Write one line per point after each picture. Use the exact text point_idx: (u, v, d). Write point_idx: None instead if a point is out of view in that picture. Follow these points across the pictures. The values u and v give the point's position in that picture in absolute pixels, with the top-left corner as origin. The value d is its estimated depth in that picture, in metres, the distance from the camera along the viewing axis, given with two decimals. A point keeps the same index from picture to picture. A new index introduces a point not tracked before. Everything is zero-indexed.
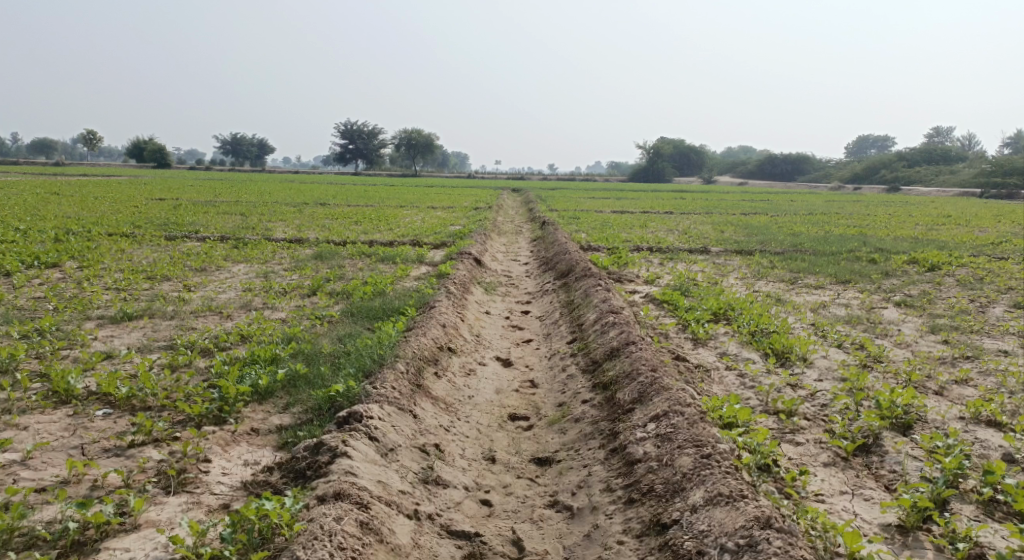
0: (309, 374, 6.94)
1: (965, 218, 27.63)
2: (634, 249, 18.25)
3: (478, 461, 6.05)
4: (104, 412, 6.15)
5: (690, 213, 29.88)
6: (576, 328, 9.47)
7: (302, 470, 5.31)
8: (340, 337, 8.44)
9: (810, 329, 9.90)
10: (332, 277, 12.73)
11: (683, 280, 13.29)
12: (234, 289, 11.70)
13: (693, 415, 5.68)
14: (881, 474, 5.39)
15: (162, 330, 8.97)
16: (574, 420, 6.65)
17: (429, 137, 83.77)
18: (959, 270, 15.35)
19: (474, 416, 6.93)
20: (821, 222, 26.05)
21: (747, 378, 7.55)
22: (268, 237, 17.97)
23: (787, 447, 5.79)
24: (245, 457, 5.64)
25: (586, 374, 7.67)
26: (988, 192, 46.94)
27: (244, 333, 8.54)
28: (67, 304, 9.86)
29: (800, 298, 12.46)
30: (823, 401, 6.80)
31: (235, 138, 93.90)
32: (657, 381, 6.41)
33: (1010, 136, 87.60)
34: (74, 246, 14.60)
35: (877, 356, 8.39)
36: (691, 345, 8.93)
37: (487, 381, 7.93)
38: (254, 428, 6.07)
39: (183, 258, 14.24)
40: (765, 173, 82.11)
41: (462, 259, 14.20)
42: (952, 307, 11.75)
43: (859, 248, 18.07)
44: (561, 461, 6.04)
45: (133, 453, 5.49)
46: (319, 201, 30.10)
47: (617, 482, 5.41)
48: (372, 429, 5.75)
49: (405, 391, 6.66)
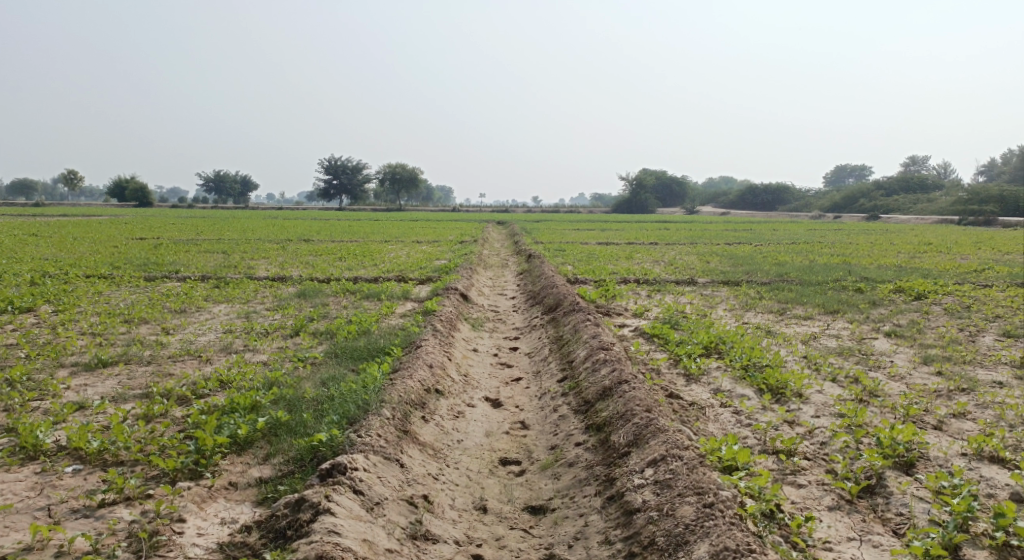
0: (291, 422, 6.66)
1: (945, 245, 27.90)
2: (621, 281, 18.14)
3: (469, 512, 5.79)
4: (74, 468, 5.83)
5: (675, 244, 29.94)
6: (566, 365, 9.26)
7: (283, 529, 5.03)
8: (323, 381, 8.17)
9: (802, 361, 9.75)
10: (315, 316, 12.47)
11: (672, 313, 13.15)
12: (214, 331, 11.41)
13: (692, 460, 5.47)
14: (888, 517, 5.19)
15: (139, 377, 8.67)
16: (568, 464, 6.41)
17: (413, 171, 84.03)
18: (945, 298, 15.37)
19: (464, 461, 6.67)
20: (805, 251, 26.19)
21: (743, 416, 7.36)
22: (250, 275, 17.68)
23: (789, 490, 5.59)
24: (223, 515, 5.34)
25: (579, 415, 7.44)
26: (966, 219, 47.59)
27: (223, 378, 8.25)
28: (40, 351, 9.53)
29: (790, 330, 12.35)
30: (822, 439, 6.62)
31: (218, 175, 93.70)
32: (653, 422, 6.20)
33: (984, 165, 89.26)
34: (50, 290, 14.26)
35: (873, 390, 8.24)
36: (684, 381, 8.73)
37: (476, 423, 7.68)
38: (232, 483, 5.78)
39: (162, 300, 13.93)
40: (747, 203, 82.97)
41: (448, 294, 14.00)
42: (942, 336, 11.68)
43: (844, 277, 18.09)
44: (555, 510, 5.78)
45: (103, 513, 5.19)
46: (302, 237, 29.85)
47: (616, 533, 5.17)
48: (357, 481, 5.48)
49: (392, 438, 6.40)
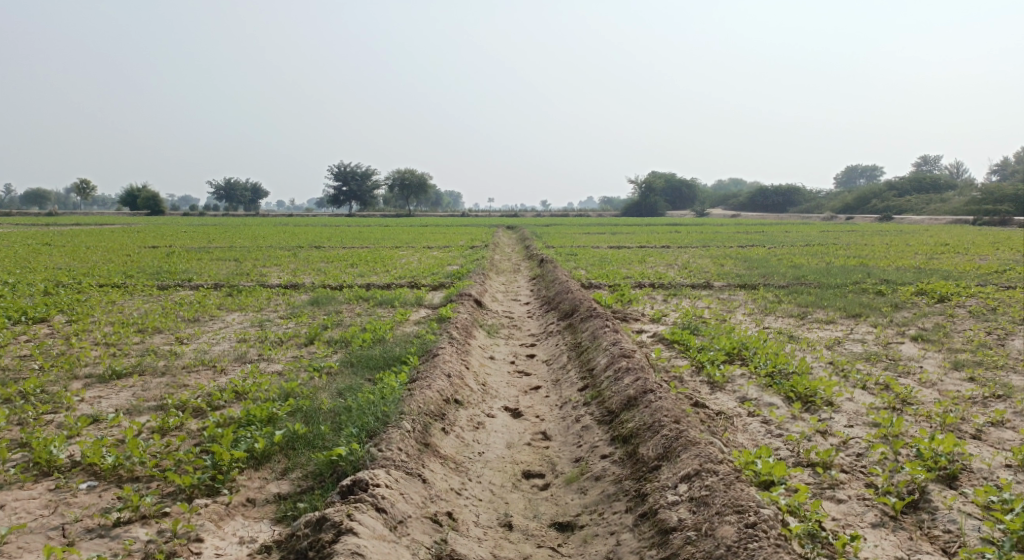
0: (309, 435, 6.49)
1: (963, 245, 27.43)
2: (636, 286, 17.89)
3: (494, 529, 5.59)
4: (89, 485, 5.67)
5: (688, 247, 29.64)
6: (587, 373, 9.04)
7: (304, 550, 4.85)
8: (340, 392, 7.99)
9: (829, 368, 9.47)
10: (329, 324, 12.31)
11: (690, 318, 12.90)
12: (229, 340, 11.27)
13: (728, 475, 5.26)
14: (936, 535, 5.00)
15: (153, 389, 8.52)
16: (595, 478, 6.20)
17: (423, 176, 84.02)
18: (969, 300, 15.03)
19: (486, 475, 6.46)
20: (820, 252, 25.83)
21: (772, 425, 7.13)
22: (262, 283, 17.56)
23: (829, 505, 5.39)
24: (241, 534, 5.17)
25: (603, 425, 7.23)
26: (981, 219, 47.00)
27: (239, 389, 8.09)
28: (54, 363, 9.41)
29: (813, 334, 12.08)
30: (858, 450, 6.39)
31: (228, 183, 94.11)
32: (683, 434, 5.99)
33: (996, 164, 88.35)
34: (64, 300, 14.18)
35: (905, 398, 7.97)
36: (708, 390, 8.50)
37: (497, 435, 7.47)
38: (250, 499, 5.60)
39: (176, 309, 13.81)
40: (757, 205, 82.46)
41: (462, 300, 13.81)
42: (969, 340, 11.38)
43: (864, 280, 17.74)
44: (584, 527, 5.58)
45: (119, 533, 5.01)
46: (313, 244, 29.83)
47: (651, 553, 4.96)
48: (379, 499, 5.29)
49: (412, 452, 6.21)
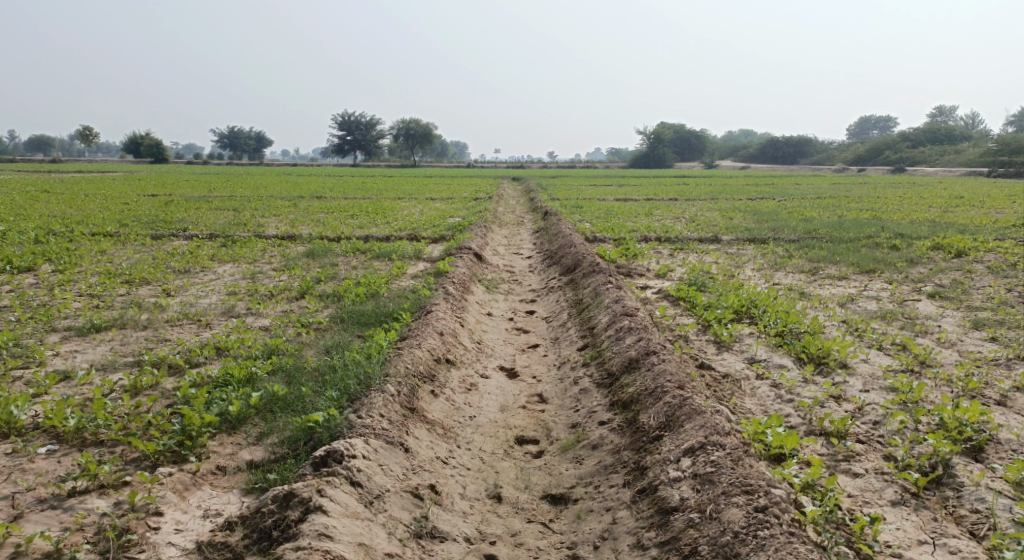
0: (289, 396, 6.06)
1: (977, 199, 26.61)
2: (642, 240, 17.31)
3: (482, 502, 5.21)
4: (48, 449, 5.27)
5: (696, 199, 28.91)
6: (587, 332, 8.58)
7: (268, 530, 4.48)
8: (327, 350, 7.56)
9: (842, 327, 8.95)
10: (322, 277, 11.84)
11: (697, 273, 12.37)
12: (217, 292, 10.82)
13: (736, 450, 4.83)
14: (963, 515, 4.60)
15: (131, 344, 8.10)
16: (592, 446, 5.79)
17: (429, 126, 82.27)
18: (987, 256, 14.38)
19: (476, 441, 6.06)
20: (832, 206, 25.05)
21: (782, 390, 6.66)
22: (258, 234, 17.01)
23: (844, 480, 5.00)
24: (206, 507, 4.81)
25: (602, 389, 6.79)
26: (996, 171, 45.87)
27: (220, 345, 7.65)
28: (32, 315, 8.97)
29: (825, 291, 11.55)
30: (875, 418, 5.93)
31: (231, 132, 92.70)
32: (687, 402, 5.55)
33: (1015, 115, 86.08)
34: (52, 248, 13.70)
35: (924, 360, 7.48)
36: (714, 350, 8.06)
37: (490, 397, 7.05)
38: (220, 467, 5.22)
39: (166, 260, 13.34)
40: (767, 157, 80.76)
41: (462, 254, 13.32)
42: (990, 298, 10.83)
43: (878, 234, 17.09)
44: (578, 501, 5.20)
45: (72, 504, 4.63)
46: (315, 194, 29.23)
47: (650, 536, 4.57)
48: (354, 472, 4.91)
49: (396, 418, 5.78)
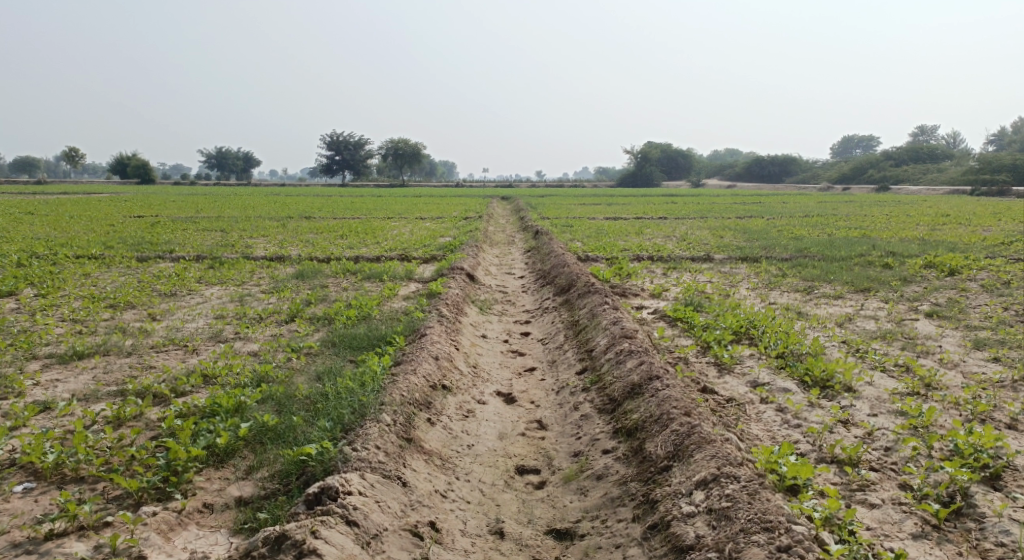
0: (279, 426, 5.79)
1: (964, 216, 26.76)
2: (635, 259, 17.18)
3: (483, 538, 4.98)
4: (25, 487, 4.98)
5: (686, 218, 28.94)
6: (585, 354, 8.38)
7: None
8: (319, 377, 7.30)
9: (844, 348, 8.79)
10: (312, 300, 11.60)
11: (693, 293, 12.22)
12: (204, 316, 10.55)
13: (750, 483, 4.64)
14: (988, 548, 4.42)
15: (115, 372, 7.81)
16: (597, 477, 5.58)
17: (417, 146, 82.42)
18: (980, 273, 14.34)
19: (475, 473, 5.83)
20: (821, 223, 25.11)
21: (789, 415, 6.49)
22: (247, 255, 16.74)
23: (861, 512, 4.82)
24: (193, 549, 4.54)
25: (604, 415, 6.58)
26: (979, 189, 46.31)
27: (208, 373, 7.37)
28: (11, 341, 8.66)
29: (822, 311, 11.43)
30: (886, 444, 5.76)
31: (218, 152, 92.46)
32: (695, 430, 5.36)
33: (994, 134, 87.46)
34: (34, 272, 13.37)
35: (930, 382, 7.32)
36: (716, 372, 7.88)
37: (488, 424, 6.81)
38: (207, 505, 4.96)
39: (152, 282, 13.05)
40: (753, 175, 81.38)
41: (454, 274, 13.12)
42: (987, 317, 10.74)
43: (870, 252, 17.07)
44: (585, 537, 4.98)
45: (50, 548, 4.37)
46: (304, 214, 29.01)
47: None
48: (350, 510, 4.68)
49: (392, 449, 5.54)
